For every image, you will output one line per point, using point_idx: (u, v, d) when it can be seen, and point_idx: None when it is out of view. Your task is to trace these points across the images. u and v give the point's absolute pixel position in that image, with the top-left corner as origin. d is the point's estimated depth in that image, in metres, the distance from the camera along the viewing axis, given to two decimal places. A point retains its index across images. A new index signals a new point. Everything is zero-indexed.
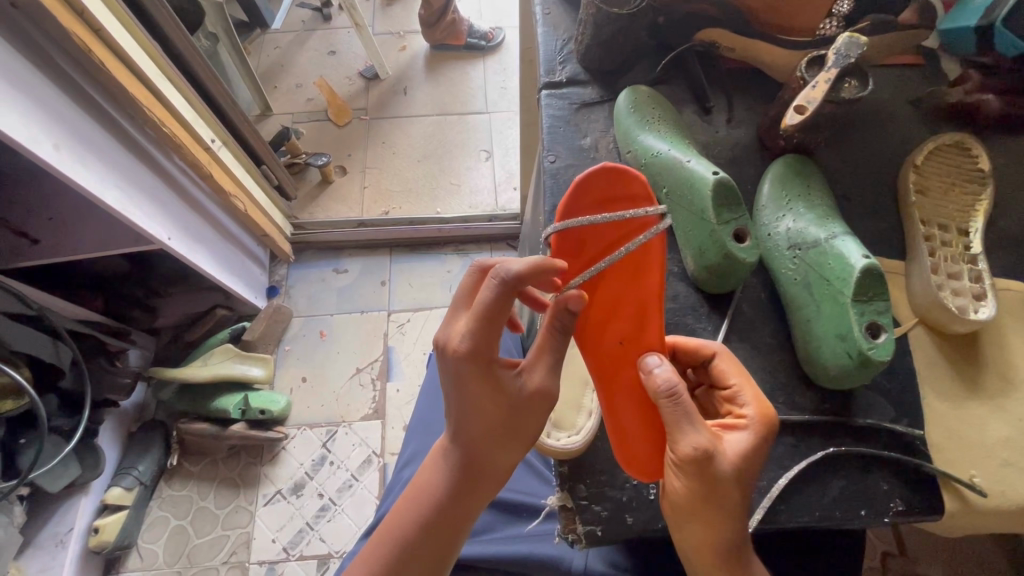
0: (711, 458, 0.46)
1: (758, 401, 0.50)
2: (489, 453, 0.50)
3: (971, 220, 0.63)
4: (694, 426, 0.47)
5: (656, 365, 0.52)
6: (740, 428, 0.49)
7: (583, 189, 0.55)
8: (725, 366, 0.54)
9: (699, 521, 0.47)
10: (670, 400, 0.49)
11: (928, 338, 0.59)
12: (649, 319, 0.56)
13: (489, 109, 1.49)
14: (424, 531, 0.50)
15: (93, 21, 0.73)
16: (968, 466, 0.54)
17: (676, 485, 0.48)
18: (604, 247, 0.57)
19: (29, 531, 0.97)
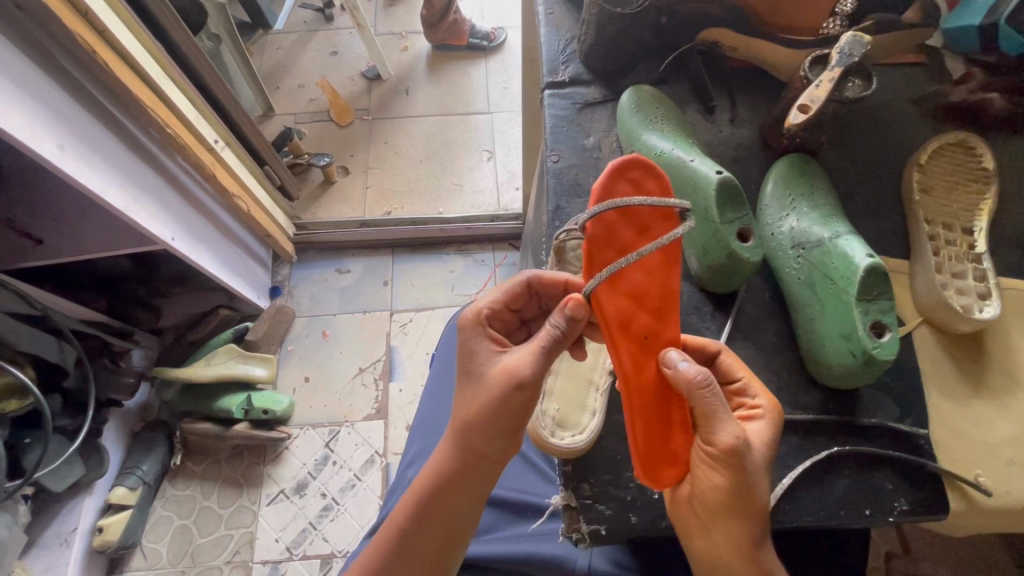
0: (748, 446, 0.46)
1: (767, 391, 0.52)
2: (478, 444, 0.50)
3: (975, 219, 0.63)
4: (729, 416, 0.47)
5: (681, 360, 0.49)
6: (757, 418, 0.51)
7: (621, 171, 0.49)
8: (730, 361, 0.54)
9: (735, 512, 0.47)
10: (707, 391, 0.47)
11: (932, 337, 0.59)
12: (671, 313, 0.51)
13: (491, 109, 1.49)
14: (420, 521, 0.51)
15: (97, 23, 0.73)
16: (973, 465, 0.54)
17: (714, 479, 0.47)
18: (636, 238, 0.49)
19: (34, 530, 0.97)
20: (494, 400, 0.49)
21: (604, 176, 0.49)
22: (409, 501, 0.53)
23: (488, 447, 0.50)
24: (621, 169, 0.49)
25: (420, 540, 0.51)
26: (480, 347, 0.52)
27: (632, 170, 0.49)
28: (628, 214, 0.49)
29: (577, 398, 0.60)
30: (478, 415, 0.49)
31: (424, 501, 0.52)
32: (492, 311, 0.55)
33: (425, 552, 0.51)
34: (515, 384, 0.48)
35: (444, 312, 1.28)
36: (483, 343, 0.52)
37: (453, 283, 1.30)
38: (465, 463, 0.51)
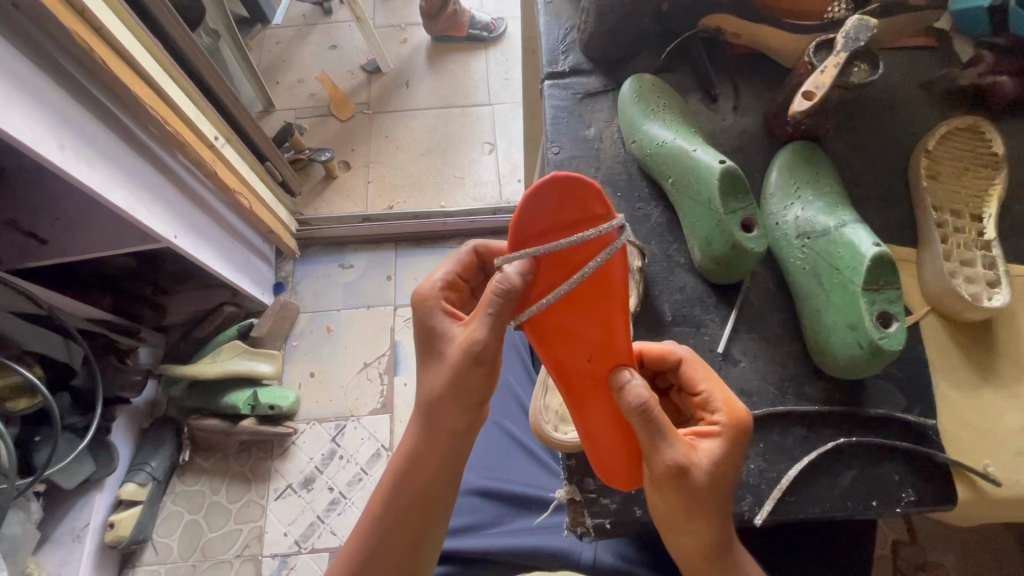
0: (686, 471, 0.45)
1: (728, 405, 0.49)
2: (441, 430, 0.50)
3: (984, 205, 0.61)
4: (669, 441, 0.46)
5: (627, 381, 0.48)
6: (713, 435, 0.48)
7: (539, 202, 0.45)
8: (692, 371, 0.53)
9: (684, 530, 0.47)
10: (644, 417, 0.46)
11: (940, 326, 0.58)
12: (617, 334, 0.50)
13: (492, 101, 1.48)
14: (394, 505, 0.51)
15: (93, 20, 0.73)
16: (982, 455, 0.54)
17: (657, 497, 0.47)
18: (555, 274, 0.48)
19: (47, 526, 0.99)
20: (454, 378, 0.48)
21: (516, 213, 0.46)
22: (375, 505, 0.52)
23: (452, 432, 0.51)
24: (540, 196, 0.45)
25: (400, 523, 0.51)
26: (436, 320, 0.51)
27: (557, 194, 0.45)
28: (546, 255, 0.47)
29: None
30: (441, 387, 0.49)
31: (388, 502, 0.51)
32: (447, 283, 0.54)
33: (398, 551, 0.51)
34: (476, 357, 0.48)
35: None
36: (437, 320, 0.51)
37: None
38: (425, 454, 0.51)
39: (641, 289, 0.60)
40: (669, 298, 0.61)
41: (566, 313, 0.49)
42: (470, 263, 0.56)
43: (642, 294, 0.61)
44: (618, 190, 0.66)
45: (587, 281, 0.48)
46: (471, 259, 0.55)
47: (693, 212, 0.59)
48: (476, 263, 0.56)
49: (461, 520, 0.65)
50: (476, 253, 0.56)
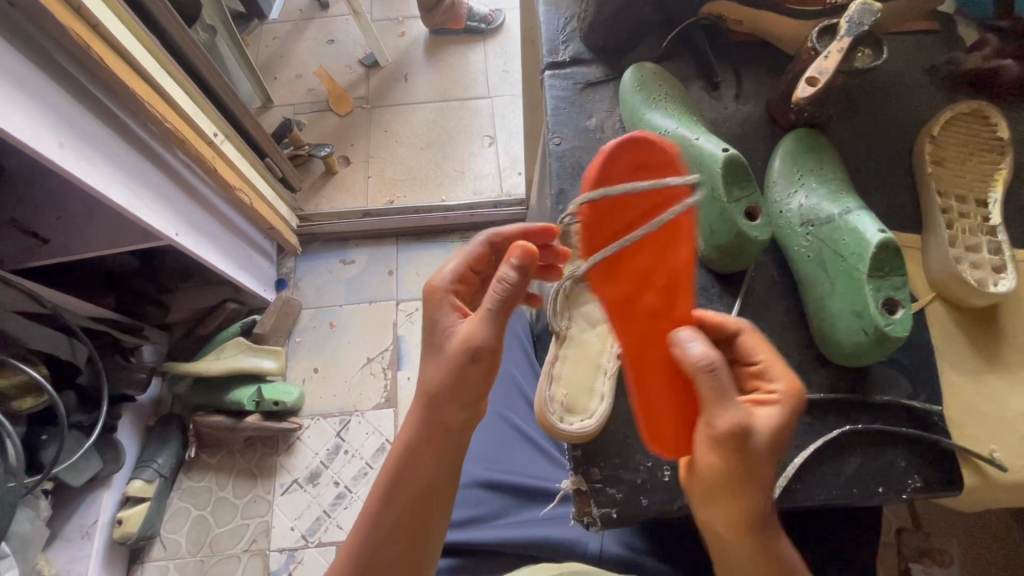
0: (749, 434, 0.44)
1: (786, 376, 0.48)
2: (440, 425, 0.51)
3: (989, 190, 0.61)
4: (733, 400, 0.44)
5: (691, 340, 0.47)
6: (773, 402, 0.47)
7: (631, 152, 0.54)
8: (750, 343, 0.51)
9: (728, 498, 0.45)
10: (709, 374, 0.45)
11: (946, 313, 0.58)
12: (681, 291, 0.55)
13: (491, 93, 1.47)
14: (393, 495, 0.52)
15: (91, 17, 0.73)
16: (987, 440, 0.54)
17: (709, 461, 0.45)
18: (635, 219, 0.55)
19: (56, 524, 1.00)
20: (451, 373, 0.49)
21: (600, 159, 0.54)
22: (374, 503, 0.52)
23: (448, 428, 0.51)
24: (622, 149, 0.54)
25: (398, 513, 0.51)
26: (441, 315, 0.52)
27: (637, 152, 0.54)
28: (616, 199, 0.54)
29: (585, 381, 0.59)
30: (440, 380, 0.49)
31: (388, 499, 0.52)
32: (457, 276, 0.55)
33: (399, 549, 0.51)
34: (472, 352, 0.48)
35: None
36: (444, 312, 0.52)
37: None
38: (420, 451, 0.52)
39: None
40: None
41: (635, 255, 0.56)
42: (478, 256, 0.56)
43: None
44: None
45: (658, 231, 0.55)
46: (483, 247, 0.56)
47: None
48: (489, 254, 0.57)
49: (467, 512, 0.65)
50: (489, 241, 0.56)
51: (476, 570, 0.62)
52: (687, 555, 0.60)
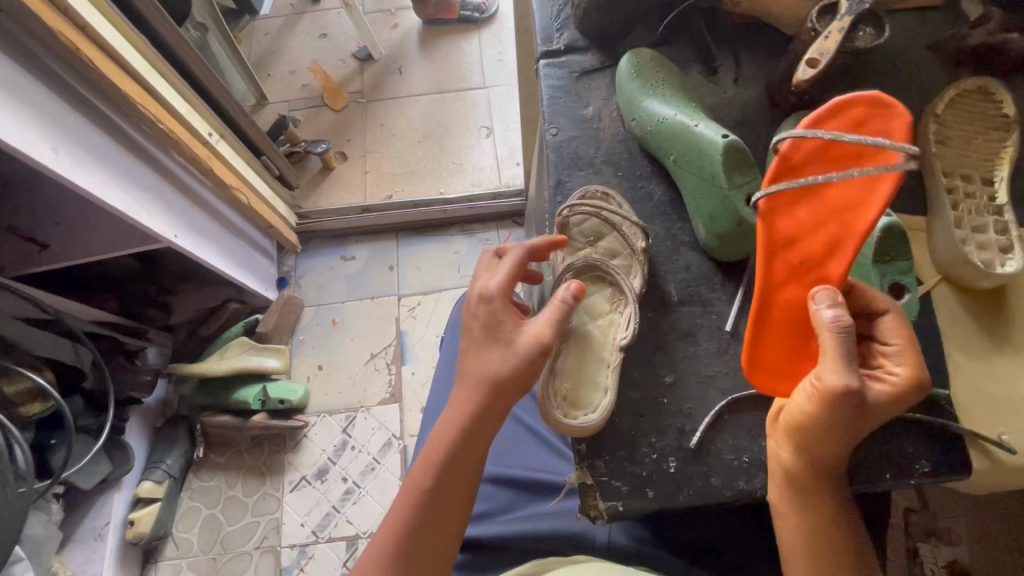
0: (858, 401, 0.44)
1: (915, 365, 0.47)
2: (490, 414, 0.52)
3: (995, 168, 0.60)
4: (850, 366, 0.45)
5: (828, 301, 0.48)
6: (888, 380, 0.47)
7: (840, 108, 0.52)
8: (891, 324, 0.49)
9: (807, 448, 0.47)
10: (837, 336, 0.46)
11: (952, 295, 0.57)
12: (842, 250, 0.51)
13: (487, 83, 1.45)
14: (442, 473, 0.51)
15: (79, 20, 0.72)
16: (996, 423, 0.53)
17: (800, 403, 0.47)
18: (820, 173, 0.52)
19: (69, 526, 1.01)
20: (520, 368, 0.51)
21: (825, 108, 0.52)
22: (413, 494, 0.51)
23: (499, 415, 0.52)
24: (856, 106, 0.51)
25: (447, 490, 0.51)
26: (504, 314, 0.53)
27: (860, 108, 0.51)
28: (827, 149, 0.52)
29: (588, 373, 0.58)
30: (509, 370, 0.51)
31: (430, 489, 0.51)
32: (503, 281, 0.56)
33: (437, 541, 0.50)
34: (544, 350, 0.51)
35: (451, 293, 1.28)
36: (505, 312, 0.53)
37: (460, 264, 1.29)
38: (468, 440, 0.52)
39: (645, 271, 0.60)
40: (675, 277, 0.61)
41: (819, 207, 0.53)
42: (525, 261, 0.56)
43: (646, 276, 0.61)
44: (619, 169, 0.65)
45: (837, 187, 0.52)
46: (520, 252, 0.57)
47: (695, 189, 0.58)
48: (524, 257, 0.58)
49: (475, 507, 0.65)
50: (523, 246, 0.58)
51: (485, 565, 0.62)
52: (695, 544, 0.60)
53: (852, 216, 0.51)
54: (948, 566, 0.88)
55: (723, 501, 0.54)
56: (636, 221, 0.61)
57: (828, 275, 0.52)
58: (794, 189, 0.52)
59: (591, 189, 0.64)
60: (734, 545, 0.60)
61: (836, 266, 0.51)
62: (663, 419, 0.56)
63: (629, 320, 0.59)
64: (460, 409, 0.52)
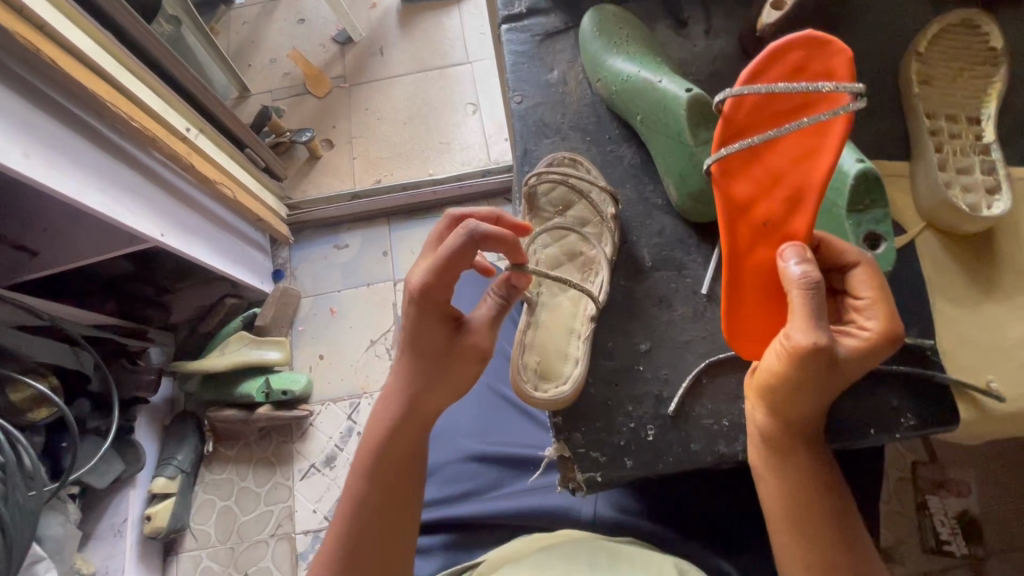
0: (828, 357, 0.43)
1: (888, 318, 0.45)
2: (413, 422, 0.53)
3: (982, 106, 0.60)
4: (819, 322, 0.44)
5: (796, 258, 0.47)
6: (857, 335, 0.46)
7: (778, 54, 0.49)
8: (862, 277, 0.48)
9: (779, 406, 0.47)
10: (806, 293, 0.44)
11: (937, 241, 0.58)
12: (807, 204, 0.50)
13: (470, 58, 1.41)
14: (377, 472, 0.53)
15: (36, 18, 0.70)
16: (984, 371, 0.54)
17: (771, 362, 0.46)
18: (769, 123, 0.50)
19: (88, 525, 1.03)
20: (452, 377, 0.53)
21: (762, 56, 0.50)
22: (347, 499, 0.53)
23: (426, 418, 0.54)
24: (795, 47, 0.49)
25: (382, 487, 0.52)
26: (440, 322, 0.51)
27: (799, 52, 0.49)
28: (769, 100, 0.50)
29: (559, 345, 0.59)
30: (431, 373, 0.52)
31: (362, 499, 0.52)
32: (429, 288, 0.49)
33: (378, 545, 0.51)
34: (480, 357, 0.53)
35: None
36: (437, 311, 0.51)
37: None
38: (391, 449, 0.53)
39: (615, 237, 0.62)
40: (647, 242, 0.63)
41: (774, 163, 0.51)
42: (471, 247, 0.49)
43: (619, 241, 0.63)
44: (589, 134, 0.67)
45: (789, 136, 0.50)
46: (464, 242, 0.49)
47: (664, 147, 0.59)
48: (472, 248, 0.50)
49: (461, 486, 0.66)
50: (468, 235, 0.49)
51: (475, 542, 0.63)
52: (689, 508, 0.60)
53: (811, 165, 0.50)
54: (958, 518, 0.87)
55: (704, 467, 0.55)
56: (604, 187, 0.62)
57: (793, 232, 0.51)
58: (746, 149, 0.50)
59: (558, 156, 0.65)
60: (724, 510, 0.60)
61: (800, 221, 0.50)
62: (638, 387, 0.57)
63: (601, 286, 0.60)
64: (382, 422, 0.54)
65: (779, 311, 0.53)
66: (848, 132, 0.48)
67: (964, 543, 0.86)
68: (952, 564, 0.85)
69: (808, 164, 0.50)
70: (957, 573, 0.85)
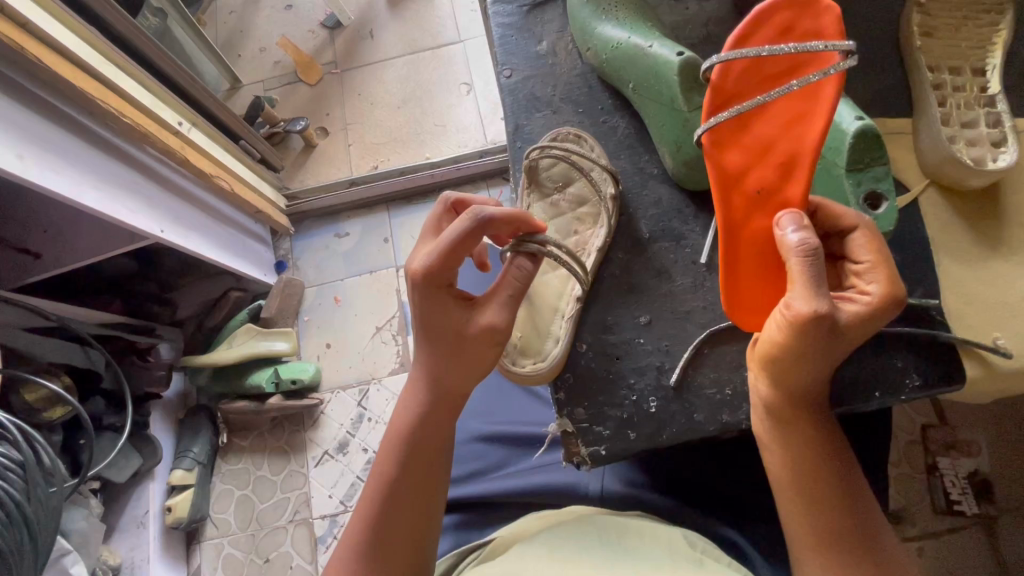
0: (828, 324, 0.43)
1: (888, 280, 0.44)
2: (444, 402, 0.54)
3: (987, 56, 0.59)
4: (818, 290, 0.43)
5: (793, 225, 0.46)
6: (858, 300, 0.45)
7: (765, 16, 0.49)
8: (862, 241, 0.47)
9: (783, 377, 0.47)
10: (806, 261, 0.44)
11: (941, 198, 0.57)
12: (801, 169, 0.49)
13: (462, 37, 1.38)
14: (411, 450, 0.53)
15: (17, 15, 0.69)
16: (991, 329, 0.53)
17: (772, 332, 0.46)
18: (759, 88, 0.50)
19: (112, 518, 1.06)
20: (473, 355, 0.52)
21: (750, 18, 0.49)
22: (381, 482, 0.53)
23: (457, 400, 0.54)
24: (781, 8, 0.49)
25: (414, 467, 0.53)
26: (451, 304, 0.51)
27: (785, 13, 0.49)
28: (758, 64, 0.49)
29: (543, 323, 0.60)
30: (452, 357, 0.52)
31: (386, 501, 0.52)
32: (439, 271, 0.49)
33: (404, 541, 0.51)
34: (495, 338, 0.51)
35: None
36: (448, 294, 0.51)
37: None
38: (415, 449, 0.53)
39: (612, 220, 0.60)
40: (646, 214, 0.62)
41: (764, 130, 0.50)
42: (475, 233, 0.49)
43: (617, 216, 0.62)
44: (581, 105, 0.66)
45: (780, 99, 0.49)
46: (470, 227, 0.49)
47: (657, 115, 0.58)
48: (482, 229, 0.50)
49: (468, 466, 0.67)
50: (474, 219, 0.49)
51: (486, 521, 0.64)
52: (697, 477, 0.60)
53: (801, 130, 0.49)
54: (969, 478, 0.87)
55: (708, 436, 0.55)
56: (605, 166, 0.61)
57: (789, 199, 0.50)
58: (735, 117, 0.49)
59: (563, 131, 0.64)
60: (731, 479, 0.60)
61: (795, 187, 0.49)
62: (640, 359, 0.57)
63: (594, 263, 0.60)
64: (407, 419, 0.54)
65: (779, 281, 0.52)
66: (840, 91, 0.48)
67: (975, 502, 0.86)
68: (964, 523, 0.86)
69: (799, 128, 0.49)
70: (969, 532, 0.85)
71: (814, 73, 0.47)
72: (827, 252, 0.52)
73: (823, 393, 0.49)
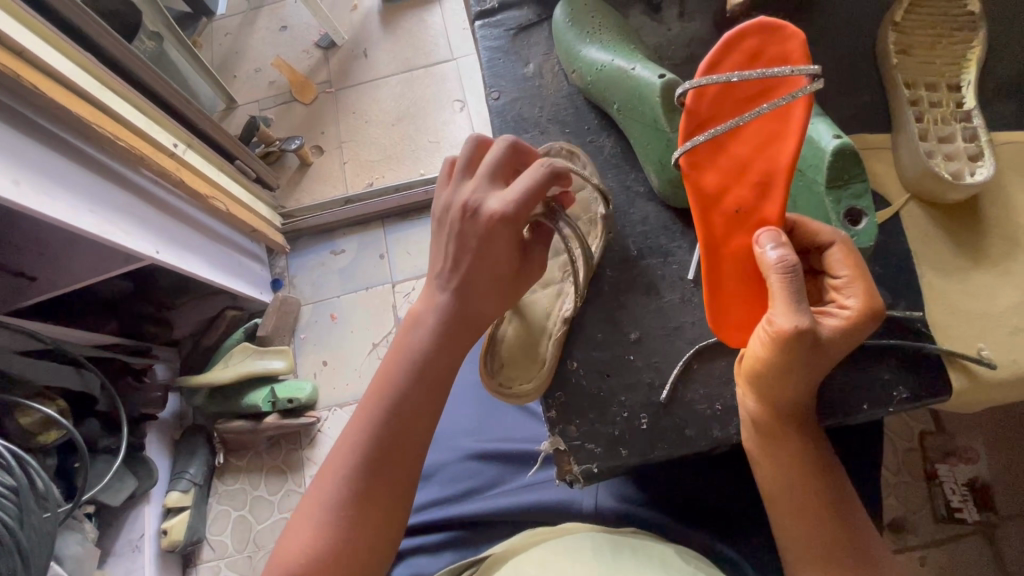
0: (811, 338, 0.43)
1: (866, 294, 0.45)
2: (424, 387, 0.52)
3: (963, 72, 0.61)
4: (801, 304, 0.44)
5: (772, 243, 0.47)
6: (837, 314, 0.45)
7: (733, 43, 0.50)
8: (840, 255, 0.48)
9: (768, 390, 0.47)
10: (787, 276, 0.44)
11: (922, 212, 0.58)
12: (777, 188, 0.50)
13: (454, 55, 1.40)
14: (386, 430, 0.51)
15: (14, 45, 0.70)
16: (975, 339, 0.54)
17: (756, 349, 0.46)
18: (732, 111, 0.51)
19: (107, 542, 1.05)
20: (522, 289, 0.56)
21: (719, 46, 0.51)
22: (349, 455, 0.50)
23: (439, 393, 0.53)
24: (748, 36, 0.50)
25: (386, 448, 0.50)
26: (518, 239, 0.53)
27: (752, 39, 0.50)
28: (728, 89, 0.50)
29: (530, 343, 0.60)
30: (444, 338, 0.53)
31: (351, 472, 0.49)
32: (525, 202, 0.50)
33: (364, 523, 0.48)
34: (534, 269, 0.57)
35: None
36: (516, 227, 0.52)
37: None
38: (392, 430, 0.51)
39: (600, 237, 0.61)
40: (634, 231, 0.62)
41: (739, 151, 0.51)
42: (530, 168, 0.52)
43: (606, 234, 0.62)
44: (568, 125, 0.67)
45: (753, 121, 0.50)
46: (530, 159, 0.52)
47: (641, 135, 0.59)
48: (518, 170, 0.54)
49: (463, 485, 0.67)
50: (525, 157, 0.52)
51: (482, 540, 0.63)
52: (693, 492, 0.60)
53: (774, 150, 0.50)
54: (969, 485, 0.87)
55: (700, 452, 0.55)
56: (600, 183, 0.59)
57: (767, 218, 0.51)
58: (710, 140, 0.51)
59: (556, 146, 0.63)
60: (726, 493, 0.60)
61: (773, 205, 0.50)
62: (631, 376, 0.58)
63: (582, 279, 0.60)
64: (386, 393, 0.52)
65: (762, 299, 0.53)
66: (809, 113, 0.49)
67: (976, 509, 0.86)
68: (965, 531, 0.85)
69: (773, 149, 0.50)
70: (971, 540, 0.85)
71: (784, 96, 0.48)
72: (807, 267, 0.52)
73: (808, 407, 0.49)
